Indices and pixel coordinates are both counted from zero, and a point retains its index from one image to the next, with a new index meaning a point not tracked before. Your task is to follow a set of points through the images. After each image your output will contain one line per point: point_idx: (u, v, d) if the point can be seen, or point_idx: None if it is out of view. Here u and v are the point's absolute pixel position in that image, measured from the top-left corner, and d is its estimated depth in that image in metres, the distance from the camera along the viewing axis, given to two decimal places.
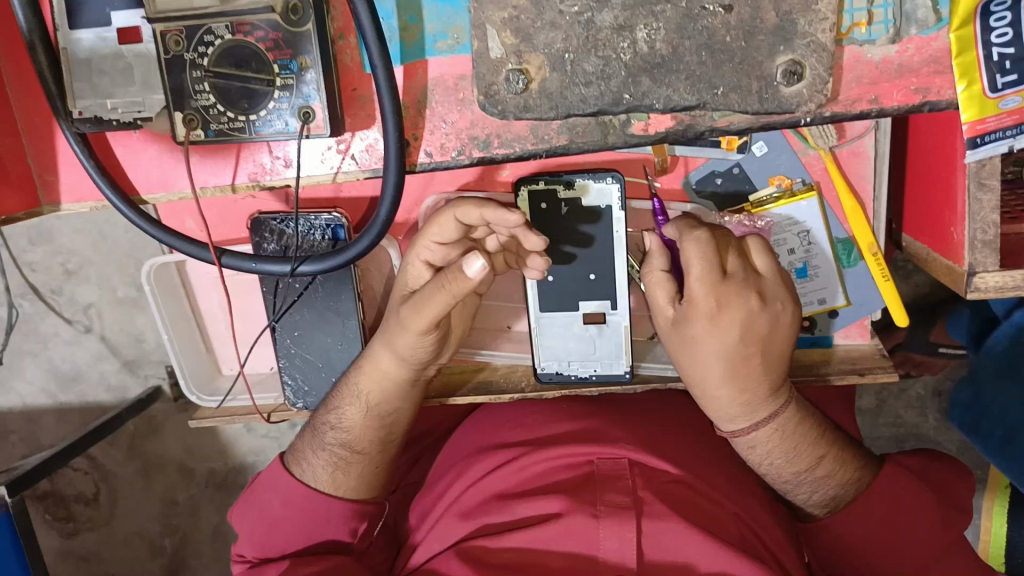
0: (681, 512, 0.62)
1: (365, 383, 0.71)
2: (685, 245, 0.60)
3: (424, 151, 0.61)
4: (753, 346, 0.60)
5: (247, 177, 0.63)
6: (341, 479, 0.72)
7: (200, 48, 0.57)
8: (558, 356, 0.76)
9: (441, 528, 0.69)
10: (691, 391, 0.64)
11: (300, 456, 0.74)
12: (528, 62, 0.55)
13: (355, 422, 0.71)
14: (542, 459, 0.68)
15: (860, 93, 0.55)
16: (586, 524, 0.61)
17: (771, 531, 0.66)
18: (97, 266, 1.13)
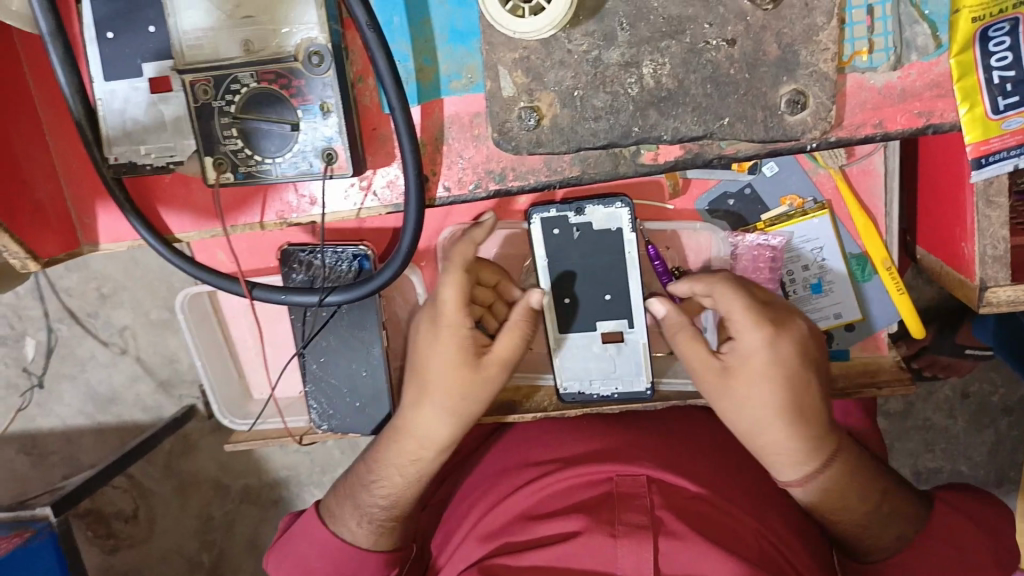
0: (699, 530, 0.63)
1: (409, 446, 0.71)
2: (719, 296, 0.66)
3: (442, 186, 0.63)
4: (809, 379, 0.63)
5: (275, 216, 0.67)
6: (382, 539, 0.74)
7: (228, 96, 0.60)
8: (579, 376, 0.78)
9: (465, 548, 0.71)
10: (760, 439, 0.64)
11: (337, 515, 0.75)
12: (540, 100, 0.57)
13: (405, 486, 0.73)
14: (564, 478, 0.70)
15: (864, 118, 0.56)
16: (604, 544, 0.62)
17: (793, 548, 0.67)
18: (131, 290, 1.17)
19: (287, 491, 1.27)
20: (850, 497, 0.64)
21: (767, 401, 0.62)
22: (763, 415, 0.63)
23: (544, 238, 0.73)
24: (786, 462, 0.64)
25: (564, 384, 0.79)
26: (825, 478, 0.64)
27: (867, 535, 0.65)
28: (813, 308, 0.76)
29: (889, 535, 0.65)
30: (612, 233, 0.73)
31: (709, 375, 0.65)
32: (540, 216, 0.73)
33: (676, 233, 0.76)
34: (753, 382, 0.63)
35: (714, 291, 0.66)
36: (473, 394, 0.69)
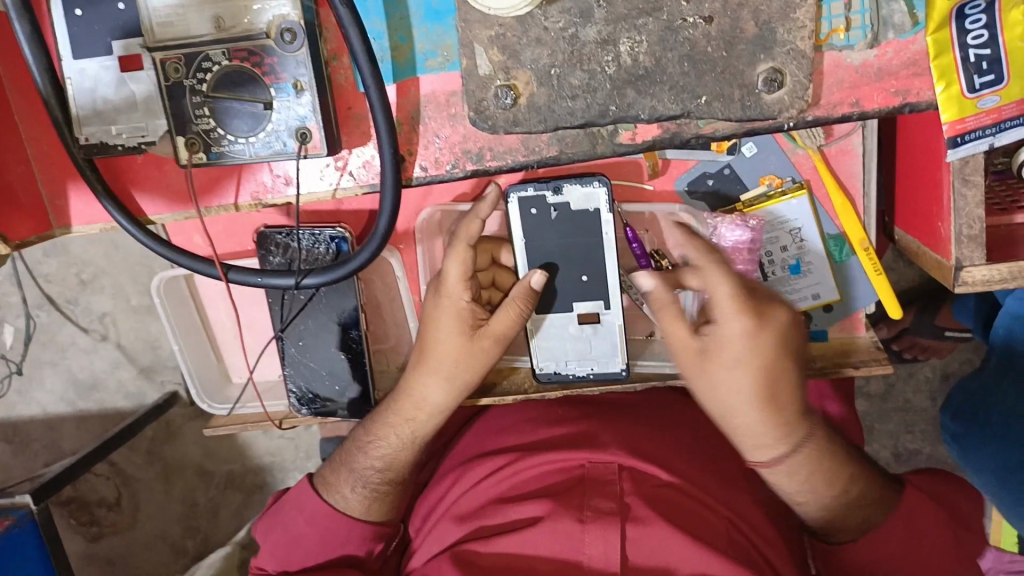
0: (667, 515, 0.64)
1: (407, 415, 0.73)
2: (708, 273, 0.63)
3: (418, 166, 0.63)
4: (786, 366, 0.63)
5: (250, 197, 0.66)
6: (375, 508, 0.75)
7: (199, 74, 0.59)
8: (556, 356, 0.78)
9: (439, 531, 0.72)
10: (727, 422, 0.65)
11: (333, 485, 0.76)
12: (516, 78, 0.56)
13: (396, 454, 0.74)
14: (536, 464, 0.70)
15: (841, 98, 0.57)
16: (572, 528, 0.63)
17: (761, 531, 0.68)
18: (111, 275, 1.16)
19: (271, 476, 1.27)
20: (820, 480, 0.66)
21: (746, 388, 0.63)
22: (733, 395, 0.63)
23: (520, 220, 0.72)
24: (753, 445, 0.65)
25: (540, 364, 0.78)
26: (791, 464, 0.65)
27: (834, 516, 0.67)
28: (792, 288, 0.76)
29: (854, 518, 0.67)
30: (589, 213, 0.72)
31: (687, 354, 0.65)
32: (517, 194, 0.72)
33: (653, 215, 0.76)
34: (730, 366, 0.63)
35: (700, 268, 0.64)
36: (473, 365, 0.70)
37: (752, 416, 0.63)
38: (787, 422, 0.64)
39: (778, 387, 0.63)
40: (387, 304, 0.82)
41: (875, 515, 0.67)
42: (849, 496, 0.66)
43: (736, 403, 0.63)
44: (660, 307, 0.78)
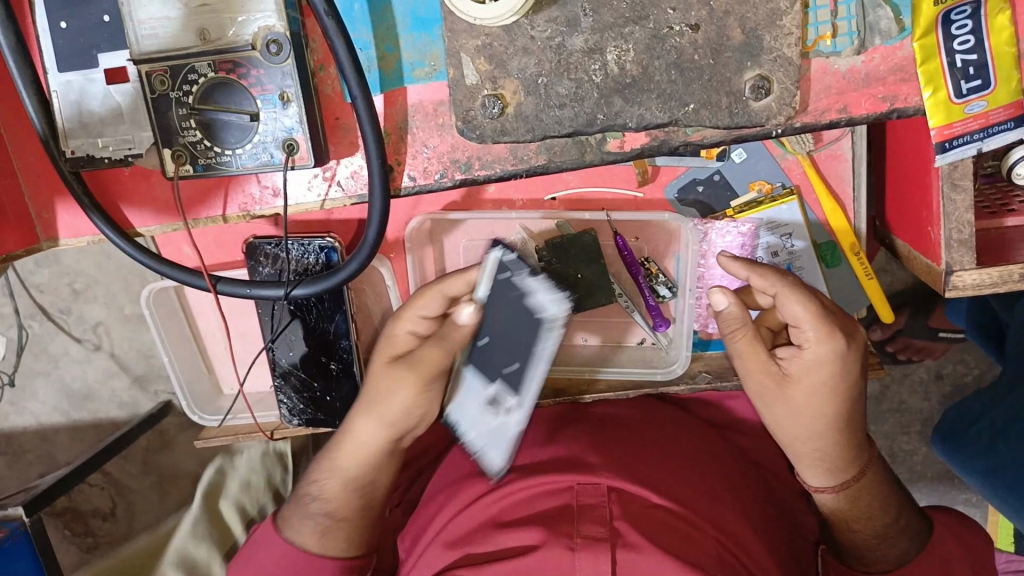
0: (658, 541, 0.64)
1: (344, 455, 0.69)
2: (790, 299, 0.64)
3: (407, 176, 0.62)
4: (861, 389, 0.65)
5: (238, 208, 0.65)
6: (332, 543, 0.70)
7: (185, 87, 0.59)
8: (462, 424, 0.67)
9: (429, 556, 0.72)
10: (800, 447, 0.67)
11: (290, 522, 0.71)
12: (503, 88, 0.56)
13: (337, 492, 0.70)
14: (527, 487, 0.70)
15: (828, 104, 0.57)
16: (563, 556, 0.62)
17: (750, 550, 0.69)
18: (103, 285, 1.16)
19: None
20: (876, 508, 0.69)
21: (823, 414, 0.64)
22: (811, 422, 0.65)
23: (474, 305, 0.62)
24: (823, 468, 0.68)
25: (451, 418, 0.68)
26: (856, 486, 0.68)
27: (878, 548, 0.69)
28: None
29: (893, 551, 0.68)
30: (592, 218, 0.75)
31: (766, 379, 0.66)
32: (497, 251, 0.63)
33: (643, 222, 0.76)
34: (812, 394, 0.64)
35: (781, 293, 0.64)
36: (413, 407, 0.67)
37: (829, 442, 0.66)
38: (854, 448, 0.67)
39: (855, 412, 0.66)
40: (378, 314, 0.82)
41: (912, 550, 0.68)
42: (892, 528, 0.68)
43: (812, 428, 0.65)
44: (651, 314, 0.79)
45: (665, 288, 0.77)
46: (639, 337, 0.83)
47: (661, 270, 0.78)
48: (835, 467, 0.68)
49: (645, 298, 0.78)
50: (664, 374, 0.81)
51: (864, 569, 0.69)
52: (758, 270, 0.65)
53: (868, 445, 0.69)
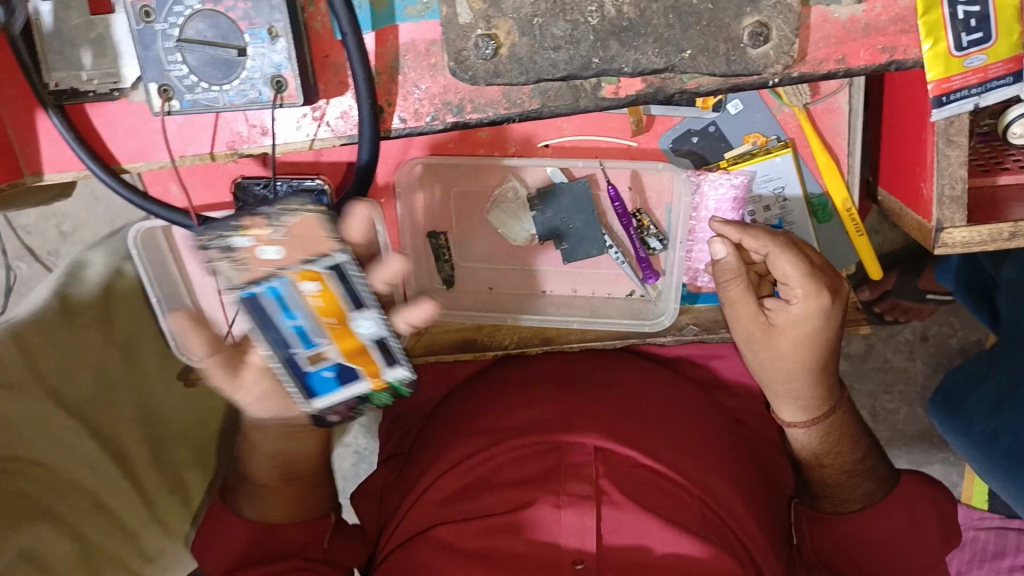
0: (641, 500, 0.69)
1: (255, 437, 0.72)
2: (778, 257, 0.66)
3: (398, 117, 0.61)
4: (837, 339, 0.69)
5: (225, 147, 0.64)
6: (269, 510, 0.75)
7: (170, 19, 0.57)
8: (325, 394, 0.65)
9: (415, 509, 0.74)
10: (774, 387, 0.72)
11: (234, 494, 0.77)
12: (497, 28, 0.54)
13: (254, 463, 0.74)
14: (515, 445, 0.74)
15: (827, 54, 0.56)
16: (549, 515, 0.68)
17: (730, 507, 0.73)
18: (92, 227, 1.14)
19: None
20: (845, 446, 0.74)
21: (806, 363, 0.68)
22: (794, 366, 0.69)
23: (243, 305, 0.59)
24: (801, 409, 0.72)
25: (411, 377, 0.64)
26: (828, 424, 0.73)
27: (844, 485, 0.75)
28: None
29: (859, 491, 0.74)
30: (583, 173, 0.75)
31: (752, 328, 0.69)
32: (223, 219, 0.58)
33: (637, 172, 0.76)
34: (795, 343, 0.67)
35: (773, 253, 0.66)
36: (251, 398, 0.64)
37: (808, 384, 0.70)
38: (830, 389, 0.71)
39: (834, 357, 0.70)
40: None
41: (878, 491, 0.75)
42: (856, 467, 0.74)
43: (795, 373, 0.69)
44: (640, 266, 0.78)
45: (655, 240, 0.77)
46: (628, 289, 0.82)
47: (652, 222, 0.77)
48: (813, 408, 0.72)
49: (635, 249, 0.77)
50: (651, 326, 0.82)
51: (837, 511, 0.75)
52: (751, 232, 0.68)
53: (841, 387, 0.74)
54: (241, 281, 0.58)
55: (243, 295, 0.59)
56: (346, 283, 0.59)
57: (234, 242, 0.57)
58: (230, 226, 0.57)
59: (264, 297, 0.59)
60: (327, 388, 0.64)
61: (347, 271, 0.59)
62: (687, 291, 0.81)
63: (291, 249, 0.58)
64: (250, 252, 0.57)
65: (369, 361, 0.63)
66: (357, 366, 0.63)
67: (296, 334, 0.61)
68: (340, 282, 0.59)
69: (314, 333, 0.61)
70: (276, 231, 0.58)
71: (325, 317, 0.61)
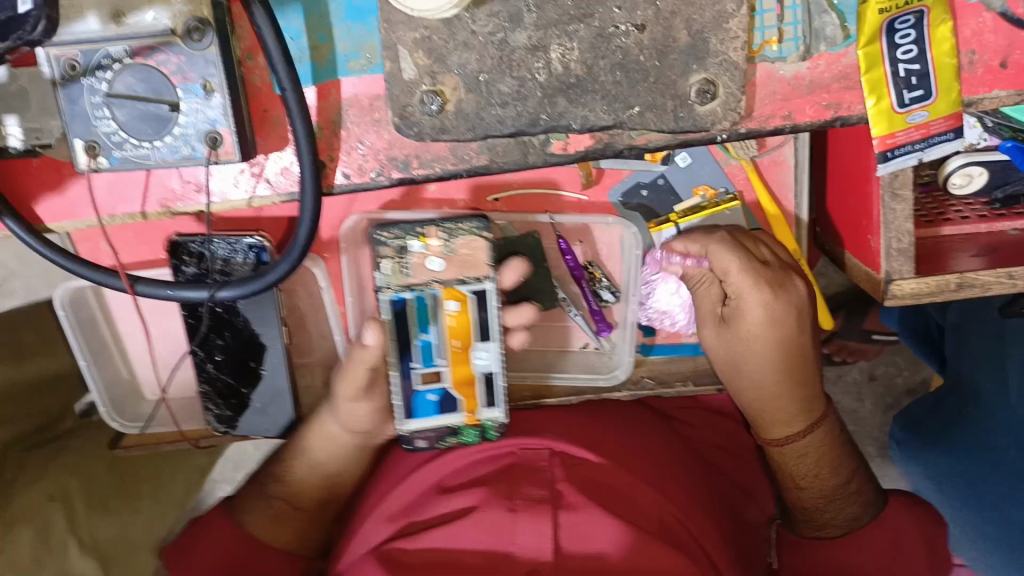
0: (598, 501, 0.67)
1: (319, 452, 0.76)
2: (714, 253, 0.67)
3: (340, 173, 0.59)
4: (802, 343, 0.68)
5: (158, 205, 0.61)
6: (278, 531, 0.77)
7: (99, 73, 0.54)
8: (427, 423, 0.72)
9: (363, 531, 0.72)
10: (744, 400, 0.72)
11: (245, 505, 0.78)
12: (443, 84, 0.53)
13: (298, 477, 0.77)
14: (466, 454, 0.74)
15: (773, 110, 0.56)
16: (502, 516, 0.66)
17: (690, 510, 0.71)
18: (21, 278, 1.07)
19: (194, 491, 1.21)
20: (825, 469, 0.72)
21: (766, 364, 0.68)
22: (757, 372, 0.69)
23: (388, 306, 0.68)
24: (776, 423, 0.71)
25: (502, 419, 0.72)
26: (806, 443, 0.71)
27: (827, 509, 0.73)
28: None
29: (843, 517, 0.74)
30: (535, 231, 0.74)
31: (713, 327, 0.71)
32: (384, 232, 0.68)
33: (588, 226, 0.75)
34: (746, 341, 0.68)
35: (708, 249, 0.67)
36: (356, 413, 0.73)
37: (778, 390, 0.69)
38: (806, 400, 0.70)
39: (801, 363, 0.69)
40: (311, 315, 0.79)
41: (864, 513, 0.74)
42: (833, 481, 0.73)
43: (758, 377, 0.69)
44: (594, 319, 0.78)
45: (608, 293, 0.77)
46: (582, 342, 0.80)
47: (604, 274, 0.77)
48: (787, 420, 0.71)
49: (588, 302, 0.77)
50: (606, 380, 0.81)
51: (819, 535, 0.74)
52: (690, 237, 0.69)
53: (822, 399, 0.72)
54: (397, 283, 0.68)
55: (392, 296, 0.68)
56: (482, 308, 0.69)
57: (410, 246, 0.68)
58: (412, 231, 0.68)
59: (414, 304, 0.68)
60: (425, 411, 0.72)
61: (482, 304, 0.69)
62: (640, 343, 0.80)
63: (451, 265, 0.68)
64: (419, 258, 0.68)
65: (471, 395, 0.72)
66: (462, 395, 0.72)
67: (421, 348, 0.70)
68: (476, 307, 0.69)
69: (437, 351, 0.71)
70: (446, 247, 0.68)
71: (453, 339, 0.70)
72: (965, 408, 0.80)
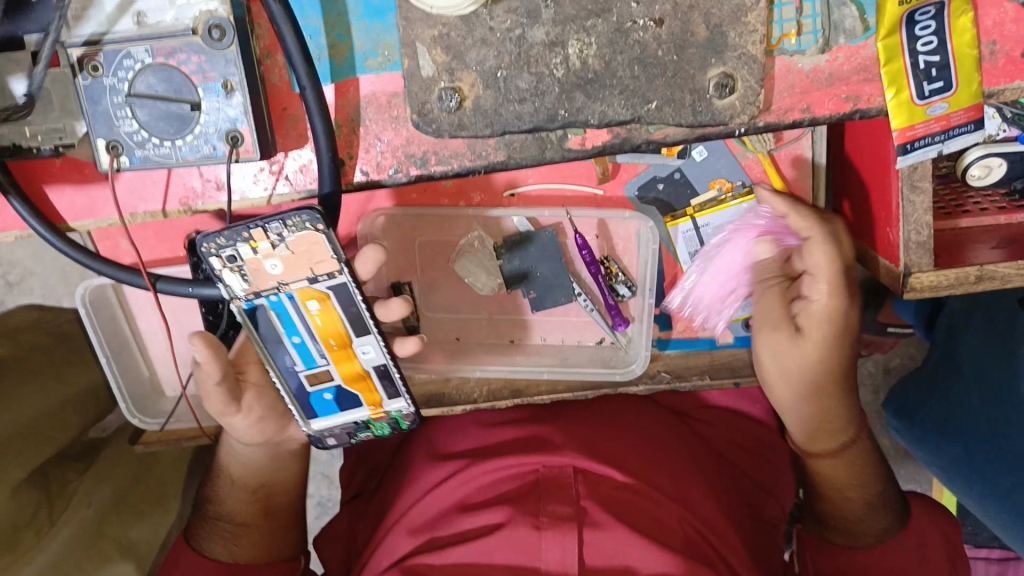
0: (624, 519, 0.67)
1: (233, 467, 0.78)
2: (817, 240, 0.62)
3: (359, 170, 0.59)
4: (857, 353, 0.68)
5: (178, 203, 0.62)
6: (235, 549, 0.77)
7: (121, 74, 0.55)
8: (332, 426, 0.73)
9: (390, 543, 0.72)
10: (801, 407, 0.70)
11: (199, 532, 0.78)
12: (461, 80, 0.53)
13: (224, 492, 0.78)
14: (488, 470, 0.73)
15: (792, 103, 0.56)
16: (529, 536, 0.65)
17: (711, 522, 0.71)
18: (41, 276, 1.08)
19: None
20: (863, 479, 0.72)
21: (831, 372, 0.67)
22: (822, 380, 0.67)
23: (246, 315, 0.64)
24: (825, 431, 0.71)
25: (409, 410, 0.71)
26: (849, 452, 0.72)
27: (862, 517, 0.72)
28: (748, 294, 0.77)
29: (877, 525, 0.72)
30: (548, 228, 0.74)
31: (780, 327, 0.67)
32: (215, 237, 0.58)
33: (603, 220, 0.75)
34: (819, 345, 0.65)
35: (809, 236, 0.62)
36: (252, 419, 0.72)
37: (835, 398, 0.69)
38: (854, 412, 0.71)
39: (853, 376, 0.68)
40: None
41: (895, 522, 0.73)
42: (874, 493, 0.73)
43: (822, 383, 0.67)
44: (610, 314, 0.77)
45: (625, 287, 0.76)
46: (598, 337, 0.80)
47: (620, 268, 0.77)
48: (838, 431, 0.71)
49: (603, 296, 0.76)
50: (623, 375, 0.80)
51: (852, 544, 0.73)
52: (798, 210, 0.63)
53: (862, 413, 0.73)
54: (247, 291, 0.62)
55: (243, 304, 0.63)
56: (349, 304, 0.63)
57: (239, 252, 0.59)
58: (238, 238, 0.58)
59: (269, 308, 0.64)
60: (326, 410, 0.72)
61: (270, 325, 0.65)
62: (656, 338, 0.80)
63: (291, 266, 0.60)
64: (254, 264, 0.60)
65: (368, 389, 0.70)
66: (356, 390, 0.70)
67: (298, 351, 0.68)
68: (340, 302, 0.63)
69: (316, 353, 0.68)
70: (278, 248, 0.58)
71: (325, 338, 0.66)
72: (975, 395, 0.78)
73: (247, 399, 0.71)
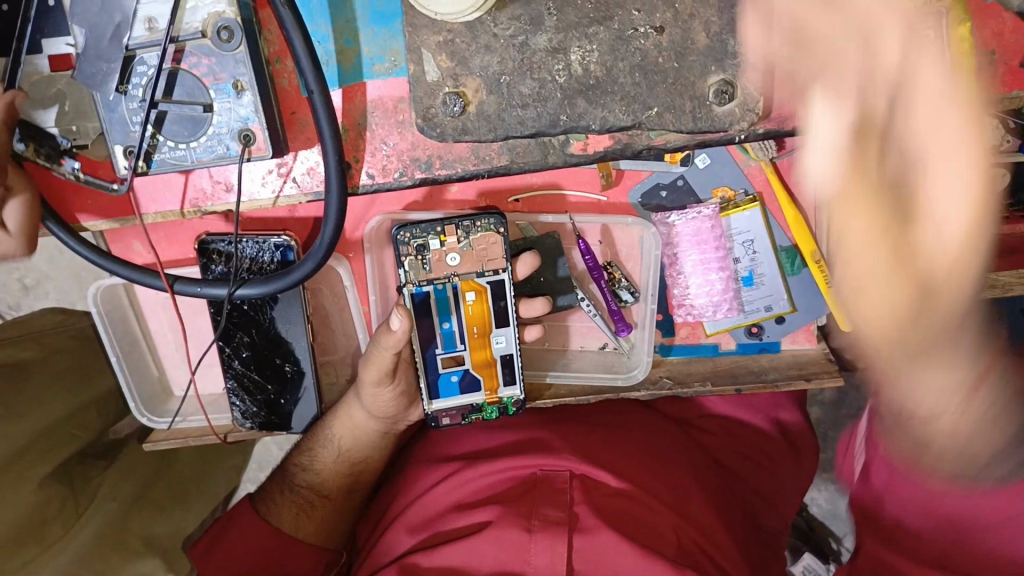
0: (617, 526, 0.66)
1: (346, 438, 0.80)
2: None
3: (366, 172, 0.61)
4: None
5: (190, 204, 0.63)
6: (304, 522, 0.80)
7: (135, 80, 0.56)
8: (451, 407, 0.76)
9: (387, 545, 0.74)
10: None
11: (270, 498, 0.81)
12: (465, 86, 0.54)
13: (327, 466, 0.81)
14: (482, 475, 0.74)
15: (792, 111, 0.57)
16: (518, 537, 0.65)
17: (709, 532, 0.72)
18: (56, 280, 1.10)
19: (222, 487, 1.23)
20: None
21: None
22: None
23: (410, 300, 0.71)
24: None
25: (522, 397, 0.76)
26: None
27: None
28: (743, 300, 0.76)
29: None
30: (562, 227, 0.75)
31: None
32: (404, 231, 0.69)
33: (607, 226, 0.76)
34: None
35: None
36: (393, 393, 0.76)
37: None
38: None
39: None
40: (336, 315, 0.81)
41: None
42: None
43: None
44: (613, 319, 0.78)
45: (627, 293, 0.77)
46: (601, 341, 0.81)
47: (623, 274, 0.78)
48: None
49: (607, 303, 0.78)
50: (624, 380, 0.80)
51: None
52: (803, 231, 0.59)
53: None
54: (417, 278, 0.71)
55: (414, 290, 0.71)
56: (498, 298, 0.72)
57: (429, 244, 0.70)
58: (432, 231, 0.69)
59: (433, 297, 0.72)
60: (449, 391, 0.75)
61: (428, 313, 0.72)
62: (658, 343, 0.80)
63: (467, 260, 0.71)
64: (437, 256, 0.70)
65: (491, 374, 0.75)
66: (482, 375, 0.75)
67: (444, 335, 0.74)
68: (493, 297, 0.72)
69: (458, 338, 0.74)
70: (462, 244, 0.70)
71: (473, 324, 0.73)
72: None
73: (398, 374, 0.75)
